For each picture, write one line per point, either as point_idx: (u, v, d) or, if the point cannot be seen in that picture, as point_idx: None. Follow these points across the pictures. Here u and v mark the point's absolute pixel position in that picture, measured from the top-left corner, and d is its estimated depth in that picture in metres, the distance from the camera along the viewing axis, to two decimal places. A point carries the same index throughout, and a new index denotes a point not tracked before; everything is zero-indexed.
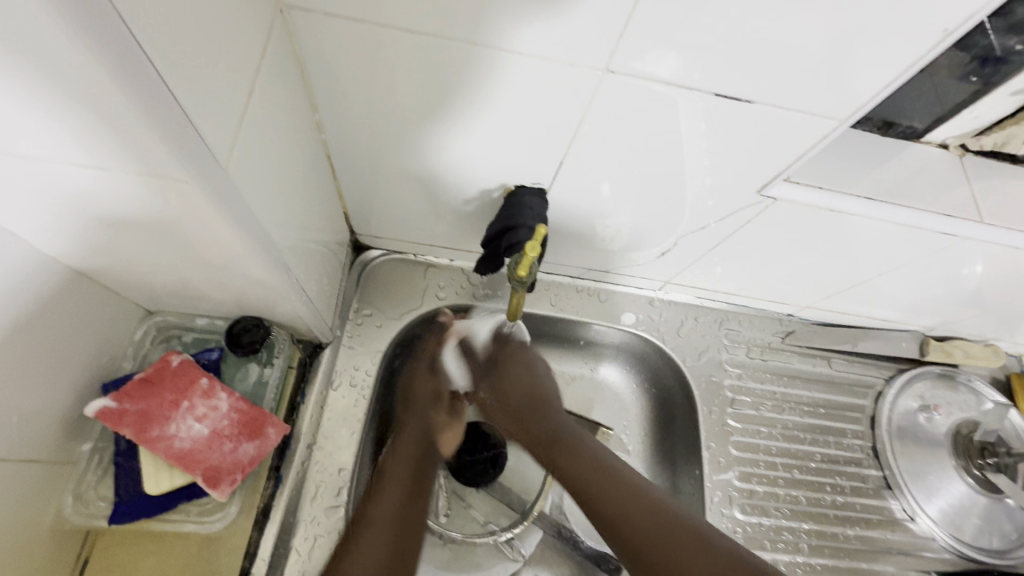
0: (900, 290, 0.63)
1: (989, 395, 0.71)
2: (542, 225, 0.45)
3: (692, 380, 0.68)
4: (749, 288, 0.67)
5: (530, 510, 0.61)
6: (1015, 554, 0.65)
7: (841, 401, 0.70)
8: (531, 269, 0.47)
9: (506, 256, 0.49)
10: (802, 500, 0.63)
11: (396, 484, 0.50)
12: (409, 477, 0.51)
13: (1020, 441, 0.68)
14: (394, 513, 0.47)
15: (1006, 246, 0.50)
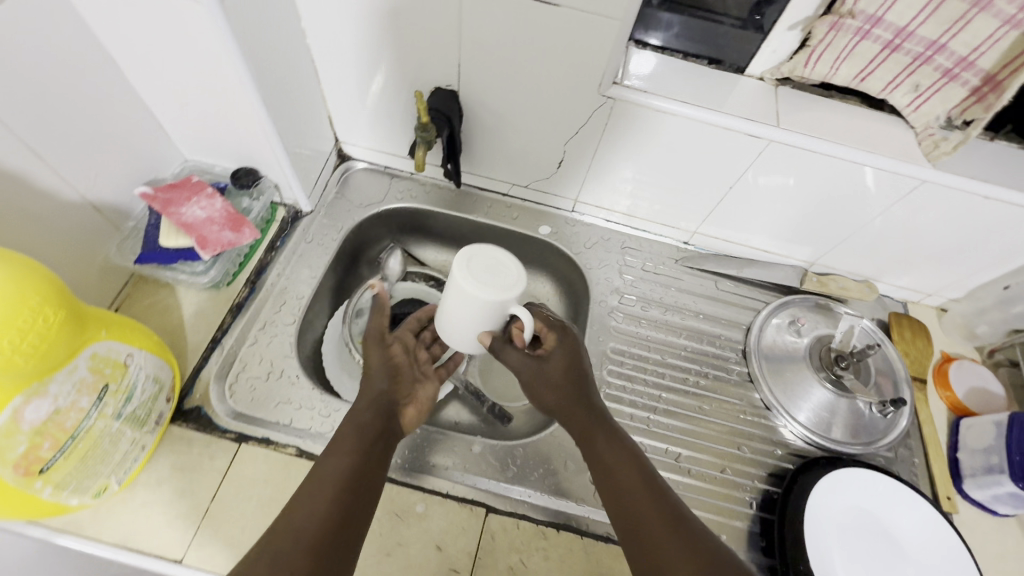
0: (761, 211, 0.77)
1: (850, 316, 0.80)
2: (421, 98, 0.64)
3: (591, 280, 0.83)
4: (641, 208, 0.83)
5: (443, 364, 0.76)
6: (879, 446, 0.72)
7: (722, 312, 0.82)
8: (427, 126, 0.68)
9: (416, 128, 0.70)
10: (666, 377, 0.76)
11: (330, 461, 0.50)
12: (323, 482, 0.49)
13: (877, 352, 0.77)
14: (328, 492, 0.48)
15: (807, 151, 0.65)
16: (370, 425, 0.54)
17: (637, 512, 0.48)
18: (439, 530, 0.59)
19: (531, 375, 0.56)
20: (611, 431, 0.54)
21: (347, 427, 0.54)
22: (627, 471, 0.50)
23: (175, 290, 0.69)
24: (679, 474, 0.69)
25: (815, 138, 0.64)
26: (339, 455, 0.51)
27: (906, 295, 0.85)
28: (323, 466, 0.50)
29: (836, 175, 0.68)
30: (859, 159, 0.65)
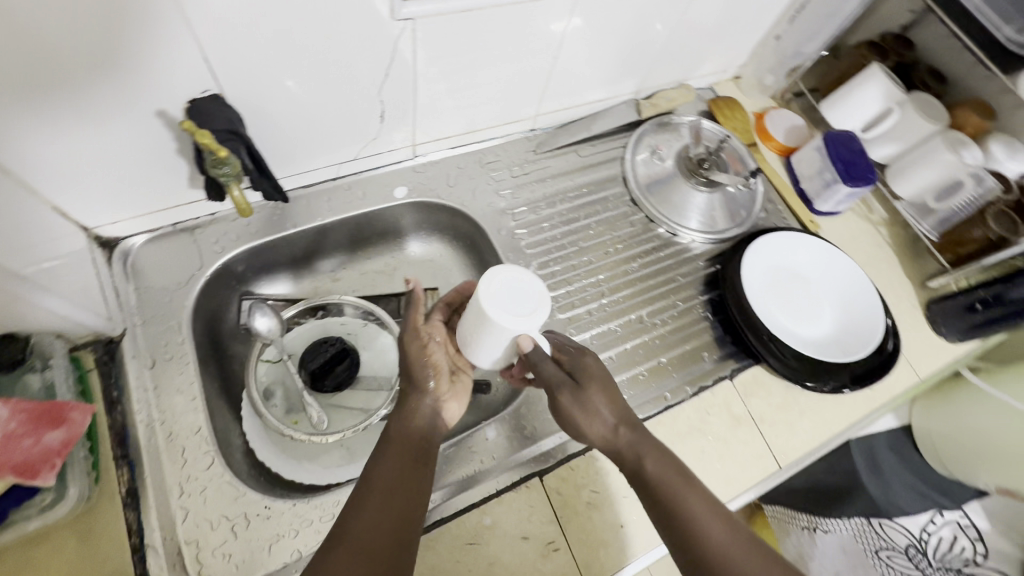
0: (585, 67, 0.76)
1: (687, 120, 0.89)
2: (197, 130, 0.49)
3: (477, 215, 0.77)
4: (480, 119, 0.76)
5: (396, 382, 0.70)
6: (753, 212, 0.85)
7: (597, 176, 0.84)
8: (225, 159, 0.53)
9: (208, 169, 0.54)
10: (592, 260, 0.78)
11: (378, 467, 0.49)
12: (383, 480, 0.48)
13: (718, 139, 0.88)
14: (387, 488, 0.48)
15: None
16: (418, 422, 0.53)
17: (704, 535, 0.47)
18: (515, 525, 0.57)
19: (568, 393, 0.52)
20: (659, 449, 0.52)
21: (395, 430, 0.53)
22: (687, 492, 0.49)
23: (27, 539, 0.48)
24: (650, 331, 0.75)
25: None
26: (385, 457, 0.50)
27: (710, 80, 0.95)
28: (373, 472, 0.49)
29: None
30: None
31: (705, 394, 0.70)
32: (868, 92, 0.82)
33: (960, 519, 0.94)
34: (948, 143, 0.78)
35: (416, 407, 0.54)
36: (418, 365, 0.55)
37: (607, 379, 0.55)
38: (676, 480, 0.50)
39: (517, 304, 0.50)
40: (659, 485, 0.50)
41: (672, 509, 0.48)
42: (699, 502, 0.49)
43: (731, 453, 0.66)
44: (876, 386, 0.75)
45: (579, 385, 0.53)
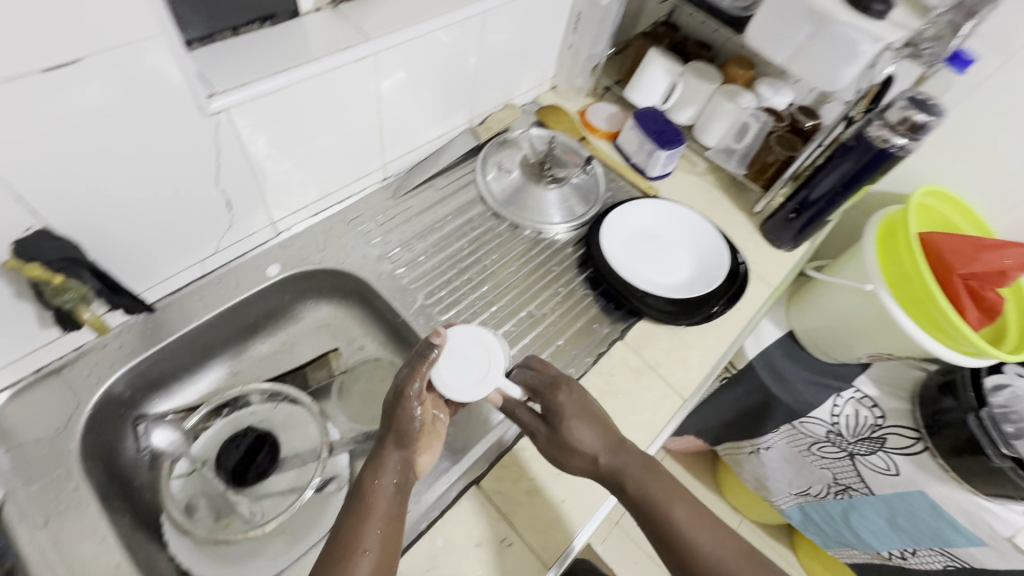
0: (411, 113, 0.83)
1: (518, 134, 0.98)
2: (29, 267, 0.50)
3: (354, 269, 0.81)
4: (330, 182, 0.80)
5: (320, 448, 0.69)
6: (602, 192, 0.97)
7: (457, 203, 0.91)
8: (64, 288, 0.54)
9: (48, 303, 0.55)
10: (473, 276, 0.84)
11: (350, 523, 0.51)
12: (356, 542, 0.49)
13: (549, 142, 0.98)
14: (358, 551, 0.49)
15: (402, 43, 0.71)
16: (391, 475, 0.55)
17: (687, 536, 0.56)
18: (465, 536, 0.59)
19: (541, 433, 0.63)
20: (644, 466, 0.60)
21: (368, 484, 0.54)
22: (674, 502, 0.58)
23: None
24: (542, 321, 0.81)
25: (399, 29, 0.70)
26: (359, 511, 0.52)
27: (532, 94, 1.06)
28: (345, 536, 0.50)
29: (433, 46, 0.76)
30: (435, 26, 0.73)
31: (604, 359, 0.77)
32: (655, 71, 0.96)
33: (856, 393, 1.06)
34: (726, 95, 0.94)
35: (390, 458, 0.56)
36: (406, 411, 0.57)
37: (584, 406, 0.63)
38: (663, 492, 0.58)
39: (463, 373, 0.65)
40: (646, 499, 0.58)
41: (658, 517, 0.58)
42: (682, 508, 0.58)
43: (639, 403, 0.73)
44: (741, 305, 0.86)
45: (556, 427, 0.62)
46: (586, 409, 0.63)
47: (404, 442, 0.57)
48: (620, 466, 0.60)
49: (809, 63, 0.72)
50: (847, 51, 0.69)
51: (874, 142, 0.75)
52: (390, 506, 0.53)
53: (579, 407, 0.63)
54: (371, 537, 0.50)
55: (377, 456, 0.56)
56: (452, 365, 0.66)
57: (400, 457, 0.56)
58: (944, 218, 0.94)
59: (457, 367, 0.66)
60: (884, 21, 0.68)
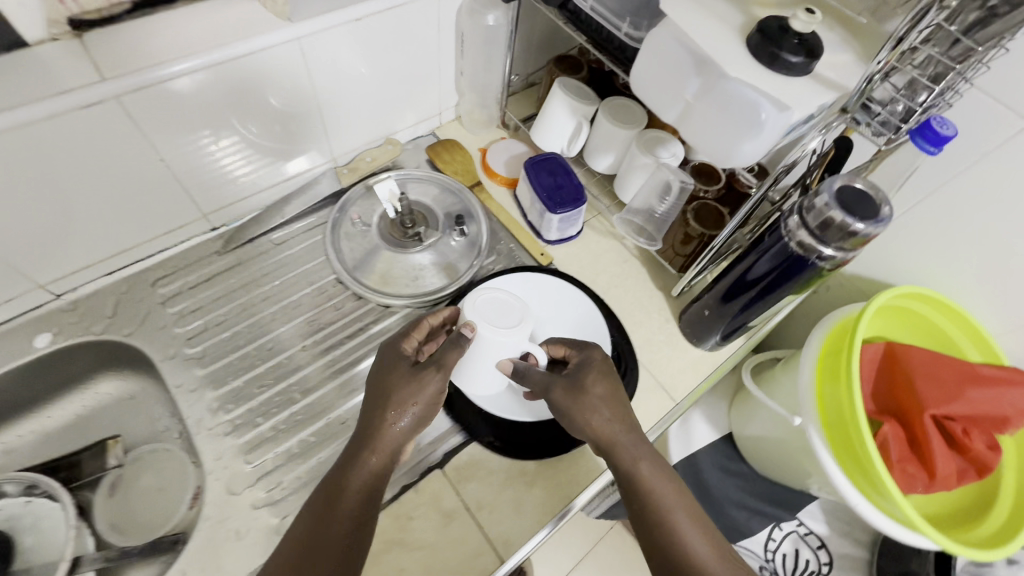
0: (228, 156, 0.69)
1: (378, 178, 0.82)
2: None
3: (141, 346, 0.67)
4: (122, 239, 0.67)
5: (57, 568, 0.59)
6: (486, 256, 0.79)
7: (296, 262, 0.75)
8: None
9: None
10: (287, 360, 0.69)
11: (316, 518, 0.49)
12: (318, 547, 0.47)
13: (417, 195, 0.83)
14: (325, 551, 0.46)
15: (161, 82, 0.56)
16: (371, 461, 0.51)
17: (683, 543, 0.50)
18: None
19: (559, 390, 0.56)
20: (652, 457, 0.54)
21: (340, 476, 0.51)
22: (672, 504, 0.52)
23: None
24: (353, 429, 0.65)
25: (162, 63, 0.55)
26: (321, 507, 0.49)
27: (426, 126, 0.89)
28: (308, 534, 0.48)
29: (234, 80, 0.61)
30: (221, 56, 0.58)
31: (408, 495, 0.60)
32: (557, 110, 0.77)
33: (798, 528, 0.84)
34: (644, 145, 0.73)
35: (364, 444, 0.52)
36: (405, 390, 0.53)
37: (612, 379, 0.57)
38: (666, 489, 0.52)
39: (498, 317, 0.59)
40: (642, 495, 0.52)
41: (655, 514, 0.51)
42: (682, 512, 0.52)
43: (436, 562, 0.56)
44: None
45: (574, 387, 0.55)
46: (608, 378, 0.57)
47: (406, 414, 0.53)
48: (621, 449, 0.53)
49: (699, 129, 0.51)
50: (747, 118, 0.47)
51: (790, 245, 0.53)
52: (352, 510, 0.49)
53: (602, 376, 0.57)
54: (337, 539, 0.47)
55: (360, 439, 0.53)
56: (485, 308, 0.60)
57: (382, 446, 0.52)
58: (923, 319, 0.70)
59: (496, 312, 0.60)
60: (800, 80, 0.45)
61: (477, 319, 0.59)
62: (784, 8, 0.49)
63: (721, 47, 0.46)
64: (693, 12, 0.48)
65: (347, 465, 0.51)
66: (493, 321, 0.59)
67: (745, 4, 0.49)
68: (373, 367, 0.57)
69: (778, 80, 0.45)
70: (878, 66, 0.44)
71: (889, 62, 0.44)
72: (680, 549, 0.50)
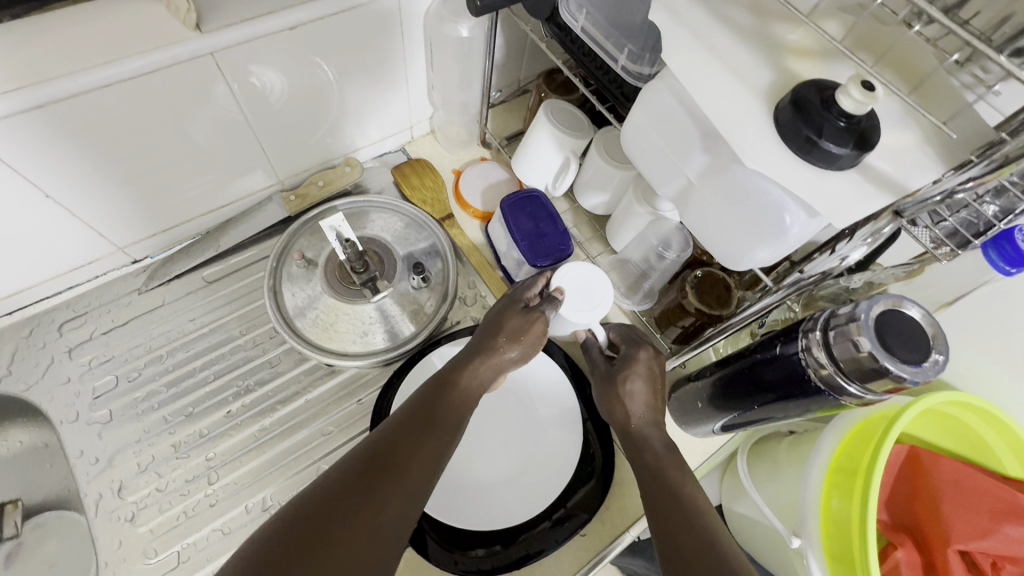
0: (141, 184, 0.58)
1: (332, 206, 0.70)
2: None
3: (41, 401, 0.59)
4: (16, 279, 0.57)
5: None
6: (446, 308, 0.67)
7: (228, 306, 0.65)
8: None
9: None
10: (208, 427, 0.59)
11: (401, 427, 0.45)
12: (406, 453, 0.43)
13: (376, 228, 0.71)
14: (410, 460, 0.43)
15: (24, 109, 0.44)
16: (464, 389, 0.50)
17: (691, 508, 0.44)
18: None
19: (603, 372, 0.56)
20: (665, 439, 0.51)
21: (450, 382, 0.50)
22: (686, 476, 0.47)
23: None
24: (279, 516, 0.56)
25: (17, 88, 0.43)
26: (414, 417, 0.46)
27: (395, 142, 0.77)
28: (397, 438, 0.44)
29: (133, 103, 0.50)
30: (100, 78, 0.46)
31: None
32: (541, 142, 0.64)
33: None
34: (639, 194, 0.60)
35: (476, 356, 0.53)
36: (517, 321, 0.55)
37: (658, 383, 0.54)
38: (675, 464, 0.48)
39: (582, 297, 0.57)
40: (648, 471, 0.48)
41: (665, 483, 0.46)
42: (695, 485, 0.46)
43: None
44: (588, 529, 0.56)
45: (615, 372, 0.54)
46: (659, 369, 0.55)
47: (515, 347, 0.54)
48: (630, 428, 0.52)
49: (705, 220, 0.40)
50: (764, 222, 0.36)
51: (807, 370, 0.42)
52: (427, 458, 0.44)
53: (651, 368, 0.54)
54: (420, 447, 0.44)
55: (460, 362, 0.52)
56: (572, 279, 0.58)
57: (490, 369, 0.52)
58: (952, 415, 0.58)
59: (582, 287, 0.57)
60: (842, 175, 0.33)
61: (566, 291, 0.57)
62: (830, 66, 0.36)
63: (737, 128, 0.35)
64: (708, 71, 0.36)
65: (434, 400, 0.48)
66: (576, 297, 0.57)
67: (776, 56, 0.36)
68: (494, 303, 0.59)
69: (811, 174, 0.33)
70: (964, 185, 0.32)
71: (984, 183, 0.32)
72: (683, 511, 0.43)
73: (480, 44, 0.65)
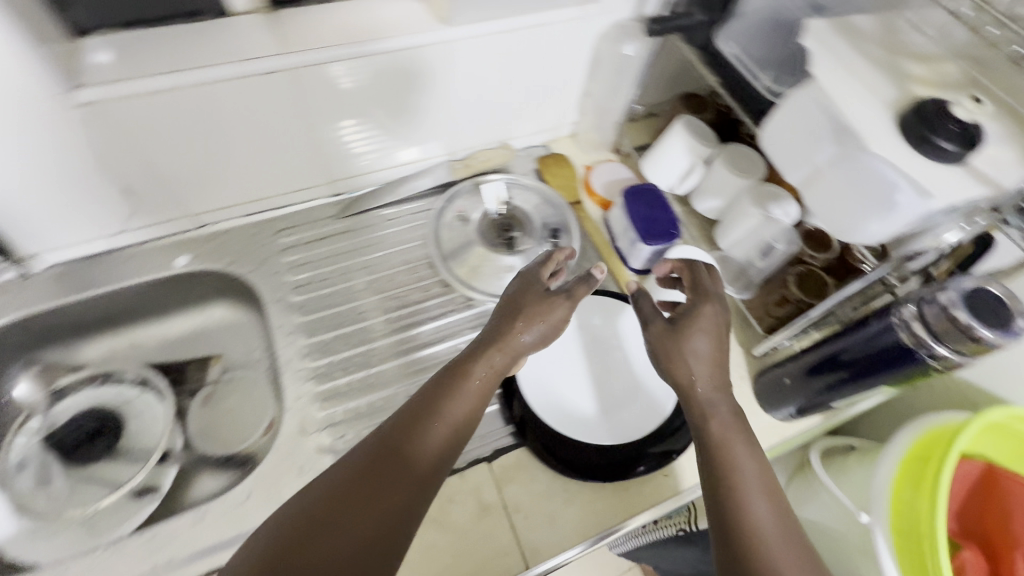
0: (365, 133, 0.76)
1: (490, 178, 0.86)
2: None
3: (256, 282, 0.77)
4: (262, 188, 0.77)
5: (158, 447, 0.72)
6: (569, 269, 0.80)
7: (398, 241, 0.82)
8: None
9: None
10: (374, 325, 0.75)
11: (430, 404, 0.52)
12: (405, 447, 0.49)
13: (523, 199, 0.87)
14: (427, 451, 0.49)
15: (331, 61, 0.64)
16: (483, 370, 0.55)
17: (743, 499, 0.50)
18: None
19: (661, 327, 0.60)
20: (734, 414, 0.55)
21: (474, 356, 0.56)
22: (750, 460, 0.52)
23: None
24: None
25: (332, 46, 0.63)
26: (407, 417, 0.51)
27: (542, 137, 0.92)
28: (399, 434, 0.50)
29: (389, 70, 0.68)
30: (380, 47, 0.65)
31: (453, 479, 0.63)
32: (674, 146, 0.76)
33: None
34: (755, 198, 0.71)
35: (513, 325, 0.58)
36: (537, 308, 0.60)
37: (720, 336, 0.59)
38: (739, 439, 0.53)
39: (692, 272, 0.70)
40: (708, 451, 0.53)
41: (728, 467, 0.51)
42: (756, 474, 0.51)
43: (453, 555, 0.59)
44: (670, 471, 0.65)
45: (679, 330, 0.59)
46: (718, 327, 0.59)
47: (531, 328, 0.58)
48: (692, 399, 0.55)
49: None
50: None
51: (899, 334, 0.50)
52: (427, 453, 0.49)
53: (711, 326, 0.59)
54: (442, 435, 0.50)
55: (492, 337, 0.58)
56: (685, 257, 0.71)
57: (525, 323, 0.58)
58: None
59: (692, 264, 0.71)
60: (949, 168, 0.43)
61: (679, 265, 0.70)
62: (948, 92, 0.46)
63: (867, 122, 0.45)
64: (847, 81, 0.47)
65: (434, 400, 0.52)
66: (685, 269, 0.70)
67: (903, 80, 0.47)
68: (517, 279, 0.64)
69: (925, 163, 0.43)
70: None
71: None
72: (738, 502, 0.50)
73: (636, 65, 0.80)
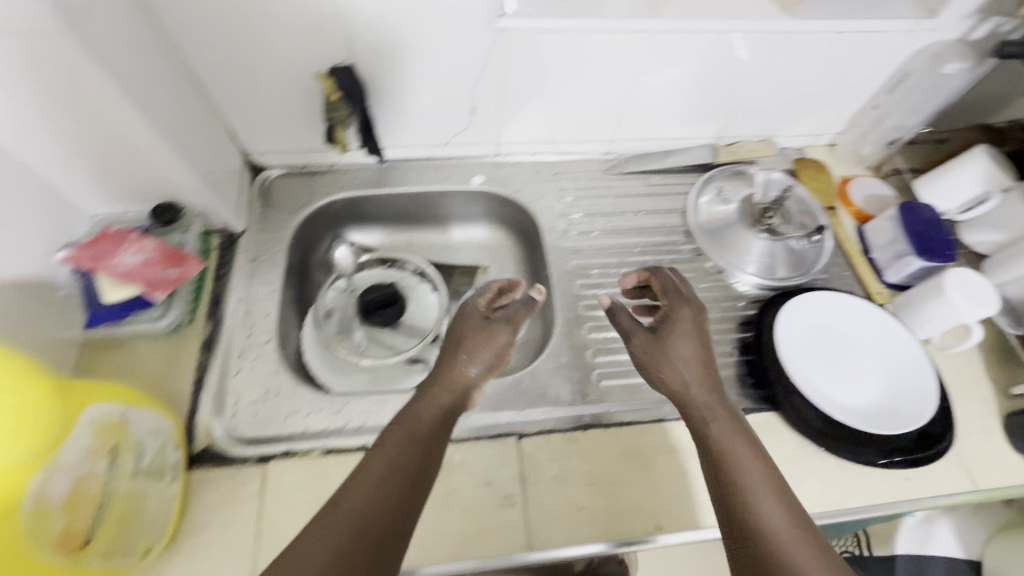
0: (666, 103, 0.83)
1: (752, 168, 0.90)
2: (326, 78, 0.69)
3: (534, 212, 0.87)
4: (559, 133, 0.87)
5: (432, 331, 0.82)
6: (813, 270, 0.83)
7: (658, 206, 0.89)
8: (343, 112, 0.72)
9: (336, 117, 0.72)
10: (633, 273, 0.83)
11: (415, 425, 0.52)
12: (391, 445, 0.50)
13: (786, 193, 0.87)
14: (381, 468, 0.48)
15: (685, 32, 0.71)
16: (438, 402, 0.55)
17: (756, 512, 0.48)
18: (484, 471, 0.63)
19: (648, 333, 0.61)
20: (731, 422, 0.55)
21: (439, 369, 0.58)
22: (744, 479, 0.50)
23: (131, 346, 0.67)
24: None
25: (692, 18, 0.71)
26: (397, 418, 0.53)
27: (802, 142, 0.96)
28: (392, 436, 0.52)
29: (722, 49, 0.75)
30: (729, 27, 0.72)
31: None
32: (966, 173, 0.78)
33: None
34: None
35: (468, 332, 0.61)
36: (483, 338, 0.60)
37: (701, 337, 0.60)
38: (738, 439, 0.53)
39: (973, 296, 0.70)
40: (710, 453, 0.53)
41: (739, 486, 0.50)
42: (763, 481, 0.51)
43: (698, 487, 0.64)
44: (913, 476, 0.67)
45: (660, 338, 0.60)
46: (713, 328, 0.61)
47: (477, 362, 0.58)
48: (688, 401, 0.57)
49: None
50: None
51: None
52: (392, 476, 0.48)
53: (696, 335, 0.60)
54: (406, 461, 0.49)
55: (447, 355, 0.59)
56: (966, 281, 0.71)
57: (483, 326, 0.61)
58: None
59: (972, 287, 0.71)
60: None
61: (957, 286, 0.71)
62: None
63: None
64: None
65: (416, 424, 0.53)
66: (964, 291, 0.71)
67: None
68: (457, 313, 0.65)
69: None
70: None
71: None
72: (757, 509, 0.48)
73: (940, 89, 0.81)
